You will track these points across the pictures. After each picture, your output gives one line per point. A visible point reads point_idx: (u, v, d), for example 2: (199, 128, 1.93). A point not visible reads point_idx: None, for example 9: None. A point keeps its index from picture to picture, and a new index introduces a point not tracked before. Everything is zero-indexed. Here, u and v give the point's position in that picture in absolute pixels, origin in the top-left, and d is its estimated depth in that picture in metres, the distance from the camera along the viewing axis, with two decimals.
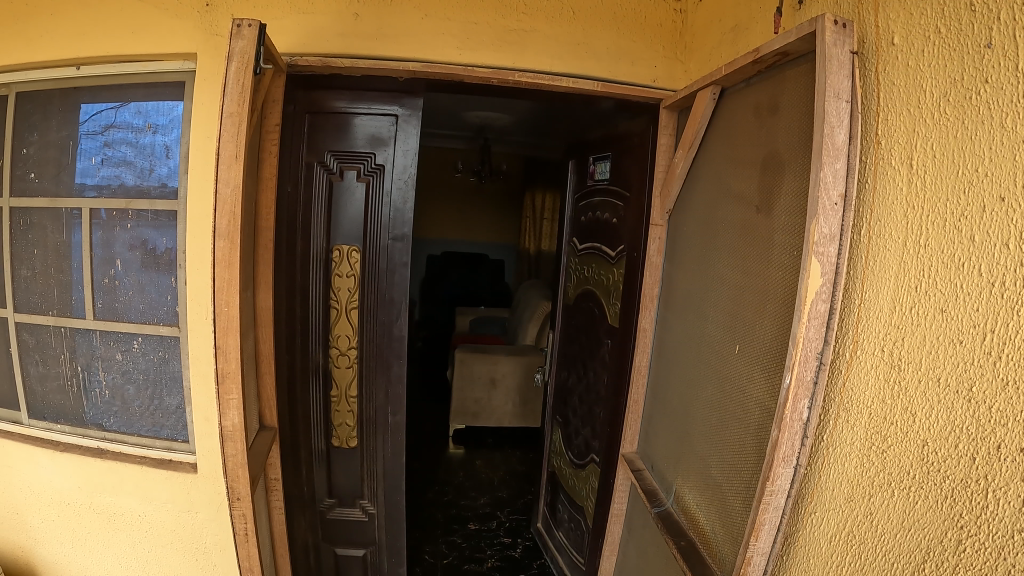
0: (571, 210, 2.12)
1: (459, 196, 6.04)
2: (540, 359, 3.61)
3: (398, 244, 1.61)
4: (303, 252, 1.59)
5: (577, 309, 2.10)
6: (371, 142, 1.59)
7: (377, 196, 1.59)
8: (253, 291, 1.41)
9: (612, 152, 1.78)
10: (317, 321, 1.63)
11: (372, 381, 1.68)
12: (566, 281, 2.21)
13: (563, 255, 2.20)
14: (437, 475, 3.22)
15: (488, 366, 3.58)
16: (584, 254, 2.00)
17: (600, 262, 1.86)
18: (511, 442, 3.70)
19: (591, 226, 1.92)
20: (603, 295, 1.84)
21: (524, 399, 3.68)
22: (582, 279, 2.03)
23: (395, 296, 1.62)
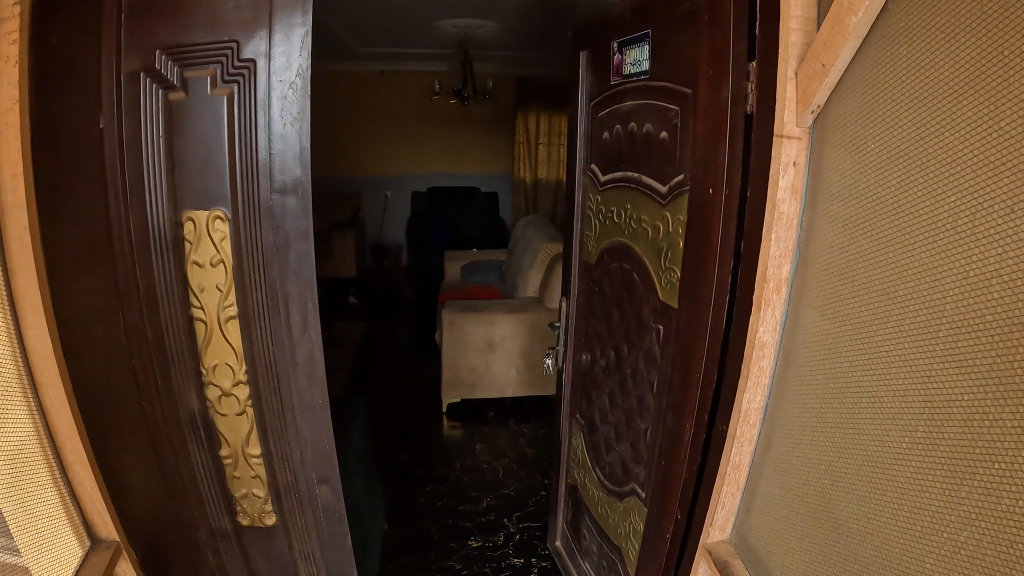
0: (590, 130, 1.40)
1: (442, 124, 5.24)
2: (547, 318, 2.93)
3: (288, 205, 0.93)
4: (131, 236, 0.94)
5: (601, 277, 1.39)
6: (233, 19, 0.88)
7: (247, 121, 0.90)
8: (15, 326, 0.80)
9: (654, 25, 1.07)
10: (175, 344, 0.98)
11: (280, 430, 1.03)
12: (581, 235, 1.50)
13: (576, 194, 1.48)
14: (430, 470, 2.62)
15: (484, 329, 2.90)
16: (611, 192, 1.29)
17: (642, 202, 1.15)
18: (517, 417, 3.08)
19: (622, 152, 1.22)
20: (651, 255, 1.13)
21: (530, 363, 3.01)
22: (609, 230, 1.32)
23: (295, 295, 0.96)
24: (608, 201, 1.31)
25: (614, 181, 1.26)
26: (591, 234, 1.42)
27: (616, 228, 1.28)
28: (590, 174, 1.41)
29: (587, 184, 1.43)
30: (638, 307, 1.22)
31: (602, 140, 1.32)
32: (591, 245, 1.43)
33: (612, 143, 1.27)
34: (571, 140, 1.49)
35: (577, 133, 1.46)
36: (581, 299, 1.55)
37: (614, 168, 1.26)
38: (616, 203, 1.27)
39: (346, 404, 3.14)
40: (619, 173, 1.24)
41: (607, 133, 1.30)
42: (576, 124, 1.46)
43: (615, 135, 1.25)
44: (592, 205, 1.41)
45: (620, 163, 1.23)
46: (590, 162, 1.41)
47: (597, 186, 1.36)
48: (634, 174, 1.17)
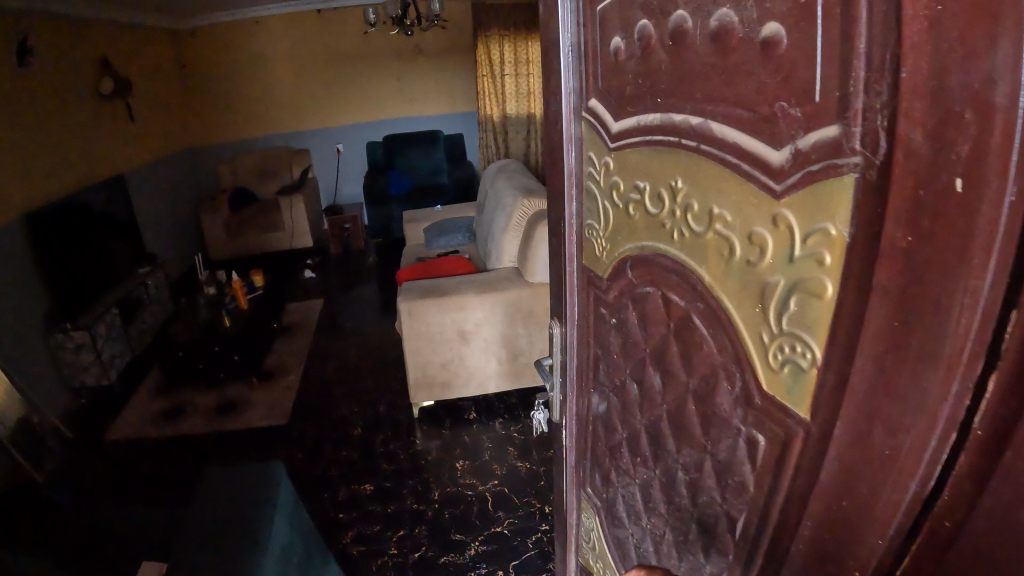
0: (576, 40, 0.76)
1: (389, 61, 4.52)
2: (530, 296, 2.33)
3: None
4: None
5: (623, 306, 0.79)
6: None
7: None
8: None
9: None
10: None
11: None
12: (576, 228, 0.88)
13: (562, 158, 0.86)
14: (400, 507, 2.08)
15: (452, 318, 2.31)
16: (636, 158, 0.67)
17: (717, 182, 0.56)
18: (504, 415, 2.52)
19: (663, 75, 0.60)
20: (743, 290, 0.57)
21: (514, 352, 2.43)
22: (634, 227, 0.72)
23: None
24: (629, 174, 0.70)
25: (640, 137, 0.65)
26: (597, 228, 0.81)
27: (651, 226, 0.68)
28: (586, 122, 0.78)
29: (581, 141, 0.80)
30: (716, 376, 0.66)
31: (607, 56, 0.69)
32: (598, 250, 0.82)
33: (633, 58, 0.64)
34: (547, 59, 0.85)
35: (553, 48, 0.81)
36: (583, 329, 0.94)
37: (641, 110, 0.64)
38: (650, 178, 0.66)
39: (298, 418, 2.58)
40: (655, 119, 0.62)
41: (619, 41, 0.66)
42: (551, 32, 0.81)
43: (641, 42, 0.62)
44: (592, 179, 0.79)
45: (656, 100, 0.61)
46: (581, 98, 0.77)
47: (605, 145, 0.74)
48: (696, 120, 0.56)
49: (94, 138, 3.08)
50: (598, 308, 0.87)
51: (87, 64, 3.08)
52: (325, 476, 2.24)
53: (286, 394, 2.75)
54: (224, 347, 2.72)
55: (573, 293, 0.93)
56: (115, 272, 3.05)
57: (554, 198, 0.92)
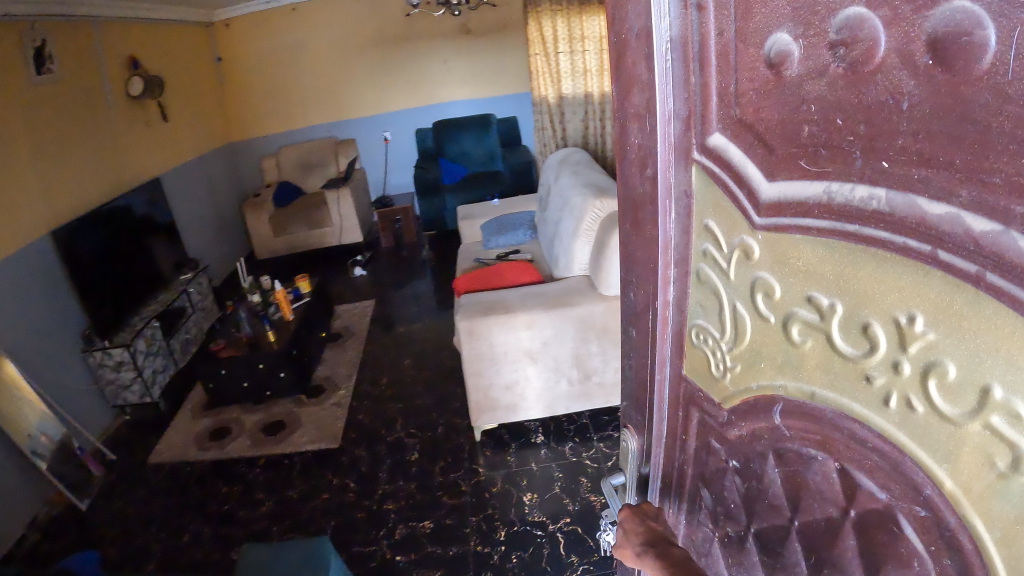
0: (686, 39, 0.45)
1: (436, 41, 4.24)
2: (604, 312, 2.06)
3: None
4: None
5: (756, 464, 0.51)
6: None
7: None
8: None
9: None
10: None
11: None
12: (675, 326, 0.58)
13: (654, 222, 0.56)
14: (463, 550, 1.85)
15: (518, 336, 2.06)
16: (816, 257, 0.38)
17: (1010, 345, 0.28)
18: (575, 439, 2.26)
19: (911, 117, 0.30)
20: (1020, 523, 0.30)
21: (584, 371, 2.16)
22: (798, 360, 0.43)
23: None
24: (797, 280, 0.41)
25: (830, 226, 0.36)
26: (715, 336, 0.52)
27: (835, 372, 0.39)
28: (699, 170, 0.47)
29: (692, 199, 0.50)
30: None
31: (760, 72, 0.39)
32: (716, 366, 0.53)
33: (832, 77, 0.33)
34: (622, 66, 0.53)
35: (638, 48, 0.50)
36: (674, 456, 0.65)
37: (837, 176, 0.34)
38: (841, 294, 0.37)
39: (349, 441, 2.37)
40: (876, 201, 0.32)
41: (793, 48, 0.36)
42: (631, 21, 0.50)
43: (850, 50, 0.32)
44: (713, 264, 0.50)
45: (882, 167, 0.31)
46: (691, 131, 0.47)
47: (745, 220, 0.44)
48: (987, 227, 0.27)
49: (128, 142, 2.91)
50: (706, 441, 0.58)
51: (114, 65, 2.91)
52: (380, 510, 2.04)
53: (337, 412, 2.54)
54: (268, 364, 2.54)
55: (667, 405, 0.64)
56: (156, 279, 2.88)
57: (636, 275, 0.62)
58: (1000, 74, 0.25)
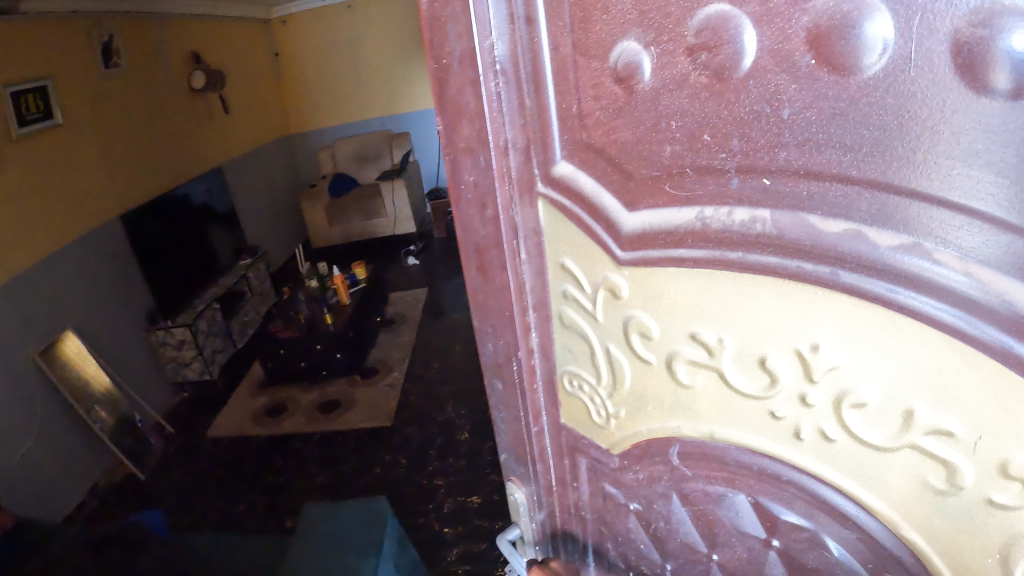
0: (516, 66, 0.44)
1: None
2: None
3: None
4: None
5: (658, 498, 0.52)
6: None
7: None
8: None
9: None
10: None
11: None
12: (544, 373, 0.58)
13: (502, 268, 0.54)
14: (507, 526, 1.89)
15: None
16: (697, 294, 0.39)
17: (924, 370, 0.30)
18: None
19: (792, 127, 0.31)
20: (961, 531, 0.33)
21: None
22: (690, 399, 0.44)
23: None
24: (677, 318, 0.41)
25: (706, 252, 0.37)
26: (591, 381, 0.53)
27: (736, 406, 0.41)
28: (547, 205, 0.47)
29: (542, 237, 0.49)
30: None
31: (608, 88, 0.38)
32: (597, 414, 0.54)
33: (693, 92, 0.34)
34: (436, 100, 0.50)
35: (457, 82, 0.48)
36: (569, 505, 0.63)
37: (709, 200, 0.35)
38: (735, 335, 0.38)
39: (401, 421, 2.43)
40: (761, 223, 0.33)
41: (647, 59, 0.35)
42: (450, 45, 0.46)
43: (714, 55, 0.32)
44: (579, 307, 0.50)
45: (764, 184, 0.33)
46: (532, 162, 0.46)
47: (609, 257, 0.44)
48: (897, 239, 0.29)
49: (190, 134, 3.05)
50: (602, 484, 0.58)
51: (178, 59, 3.05)
52: (430, 485, 2.10)
53: (391, 392, 2.60)
54: None
55: (557, 457, 0.62)
56: (215, 266, 3.01)
57: (490, 326, 0.59)
58: (906, 65, 0.26)
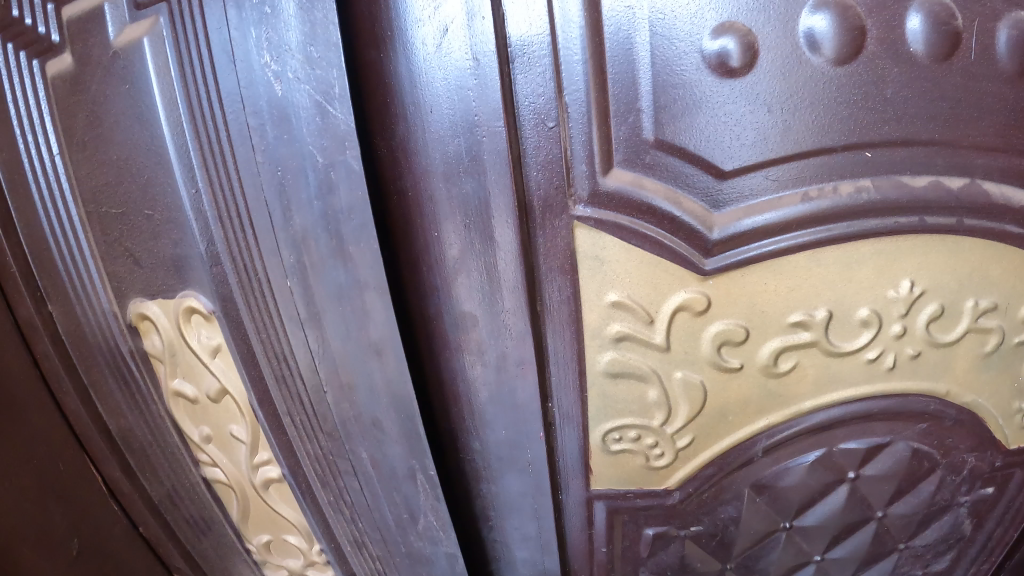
0: (541, 49, 0.36)
1: None
2: None
3: (347, 298, 0.40)
4: (43, 309, 0.47)
5: (725, 507, 0.56)
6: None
7: (190, 84, 0.37)
8: (80, 407, 0.50)
9: None
10: (187, 516, 0.55)
11: (341, 537, 0.52)
12: (568, 446, 0.47)
13: (512, 330, 0.42)
14: None
15: None
16: (799, 271, 0.40)
17: (965, 266, 0.44)
18: None
19: (893, 101, 0.38)
20: None
21: None
22: (782, 388, 0.45)
23: (405, 491, 0.47)
24: (774, 312, 0.41)
25: (813, 231, 0.39)
26: (651, 426, 0.45)
27: (831, 371, 0.45)
28: (587, 217, 0.39)
29: (579, 260, 0.40)
30: None
31: (696, 86, 0.37)
32: (654, 458, 0.47)
33: (799, 75, 0.37)
34: (388, 114, 0.38)
35: (432, 81, 0.37)
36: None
37: (813, 180, 0.39)
38: (840, 301, 0.42)
39: None
40: (864, 192, 0.39)
41: (731, 41, 0.36)
42: (438, 14, 0.36)
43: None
44: (636, 347, 0.42)
45: (865, 156, 0.39)
46: (569, 168, 0.38)
47: (685, 260, 0.40)
48: (959, 180, 0.41)
49: None
50: (641, 531, 0.57)
51: None
52: None
53: None
54: None
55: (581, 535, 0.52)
56: None
57: (484, 415, 0.45)
58: (966, 56, 0.38)
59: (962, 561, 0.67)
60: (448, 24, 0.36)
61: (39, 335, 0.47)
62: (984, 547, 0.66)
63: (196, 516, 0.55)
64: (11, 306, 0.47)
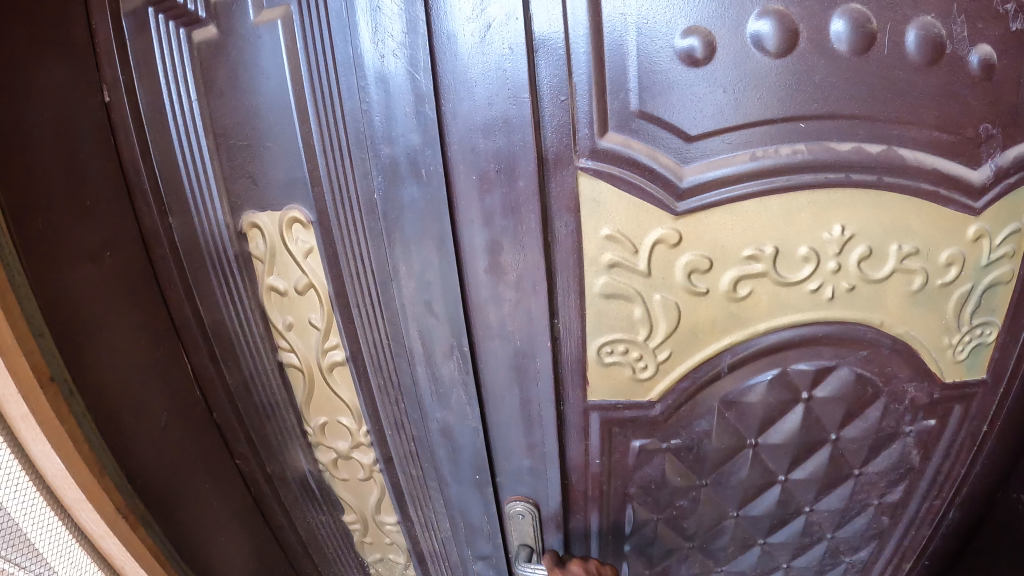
0: (553, 40, 0.48)
1: None
2: None
3: (414, 217, 0.54)
4: (165, 222, 0.62)
5: (699, 421, 0.68)
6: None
7: (311, 49, 0.51)
8: (188, 296, 0.66)
9: None
10: (257, 399, 0.72)
11: (383, 412, 0.68)
12: (572, 358, 0.59)
13: (529, 260, 0.54)
14: None
15: None
16: (750, 214, 0.52)
17: (892, 218, 0.56)
18: None
19: (821, 85, 0.50)
20: None
21: None
22: (741, 310, 0.57)
23: (441, 369, 0.61)
24: (732, 246, 0.53)
25: (760, 181, 0.51)
26: (636, 340, 0.57)
27: (783, 297, 0.57)
28: (588, 170, 0.51)
29: (581, 203, 0.52)
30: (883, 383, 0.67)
31: (670, 72, 0.49)
32: (641, 370, 0.59)
33: (749, 63, 0.48)
34: (438, 89, 0.50)
35: (471, 64, 0.49)
36: (582, 486, 0.71)
37: (761, 143, 0.50)
38: (784, 239, 0.54)
39: None
40: (799, 153, 0.51)
41: (696, 41, 0.48)
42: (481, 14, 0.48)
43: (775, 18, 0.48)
44: (625, 272, 0.54)
45: (799, 127, 0.50)
46: (576, 133, 0.50)
47: (659, 202, 0.51)
48: (879, 147, 0.52)
49: None
50: (630, 443, 0.69)
51: None
52: None
53: None
54: None
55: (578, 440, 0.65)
56: None
57: (503, 326, 0.57)
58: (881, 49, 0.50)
59: (914, 489, 0.79)
60: (491, 21, 0.48)
61: (165, 239, 0.63)
62: (935, 481, 0.79)
63: (272, 392, 0.71)
64: (139, 219, 0.63)
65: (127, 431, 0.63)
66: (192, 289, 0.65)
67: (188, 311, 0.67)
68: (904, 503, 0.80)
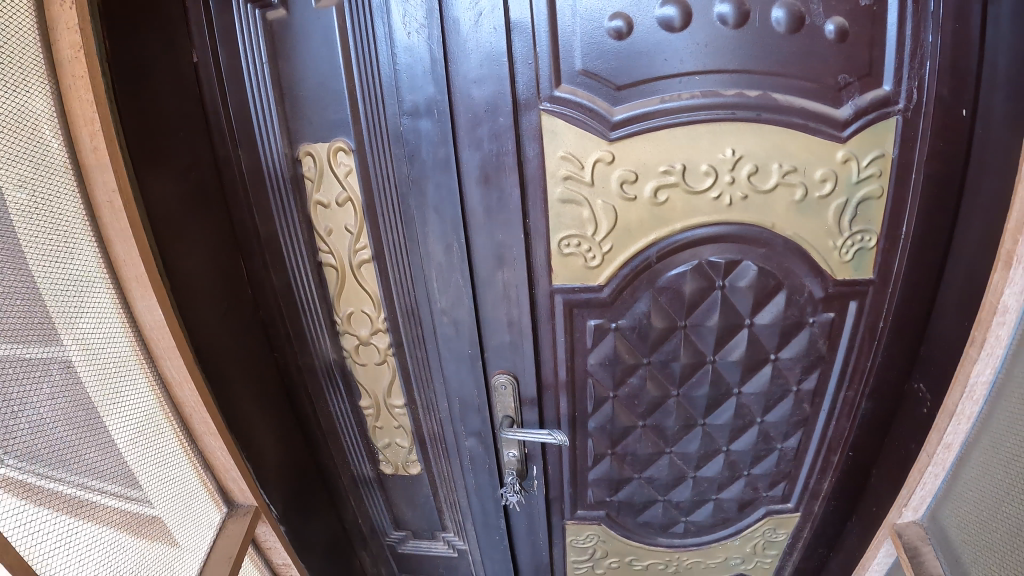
0: (523, 21, 0.71)
1: None
2: None
3: (427, 142, 0.76)
4: (237, 151, 0.83)
5: (637, 304, 0.87)
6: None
7: (355, 26, 0.73)
8: (250, 209, 0.86)
9: None
10: (300, 295, 0.92)
11: (398, 300, 0.89)
12: (542, 248, 0.83)
13: (511, 175, 0.77)
14: None
15: None
16: (662, 140, 0.76)
17: (772, 146, 0.77)
18: None
19: (708, 50, 0.72)
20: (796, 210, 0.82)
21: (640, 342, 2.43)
22: (664, 213, 0.80)
23: (446, 258, 0.83)
24: (652, 164, 0.77)
25: (669, 117, 0.74)
26: (587, 235, 0.81)
27: (694, 204, 0.80)
28: (549, 110, 0.75)
29: (544, 132, 0.76)
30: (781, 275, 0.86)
31: (603, 42, 0.72)
32: (591, 258, 0.83)
33: (657, 35, 0.71)
34: (445, 54, 0.72)
35: (468, 38, 0.72)
36: (549, 361, 0.93)
37: (667, 90, 0.74)
38: (689, 159, 0.77)
39: None
40: (694, 97, 0.74)
41: (620, 22, 0.71)
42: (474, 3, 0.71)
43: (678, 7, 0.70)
44: (576, 183, 0.78)
45: (694, 79, 0.73)
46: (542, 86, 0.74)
47: (598, 131, 0.75)
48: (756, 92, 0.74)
49: None
50: (587, 323, 0.89)
51: None
52: None
53: None
54: None
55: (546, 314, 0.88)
56: None
57: (491, 223, 0.81)
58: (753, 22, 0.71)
59: (827, 378, 0.95)
60: (482, 10, 0.71)
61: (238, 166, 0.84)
62: (845, 372, 0.94)
63: (312, 289, 0.92)
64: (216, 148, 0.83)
65: (207, 309, 0.83)
66: (253, 205, 0.86)
67: (250, 221, 0.87)
68: (821, 391, 0.97)
